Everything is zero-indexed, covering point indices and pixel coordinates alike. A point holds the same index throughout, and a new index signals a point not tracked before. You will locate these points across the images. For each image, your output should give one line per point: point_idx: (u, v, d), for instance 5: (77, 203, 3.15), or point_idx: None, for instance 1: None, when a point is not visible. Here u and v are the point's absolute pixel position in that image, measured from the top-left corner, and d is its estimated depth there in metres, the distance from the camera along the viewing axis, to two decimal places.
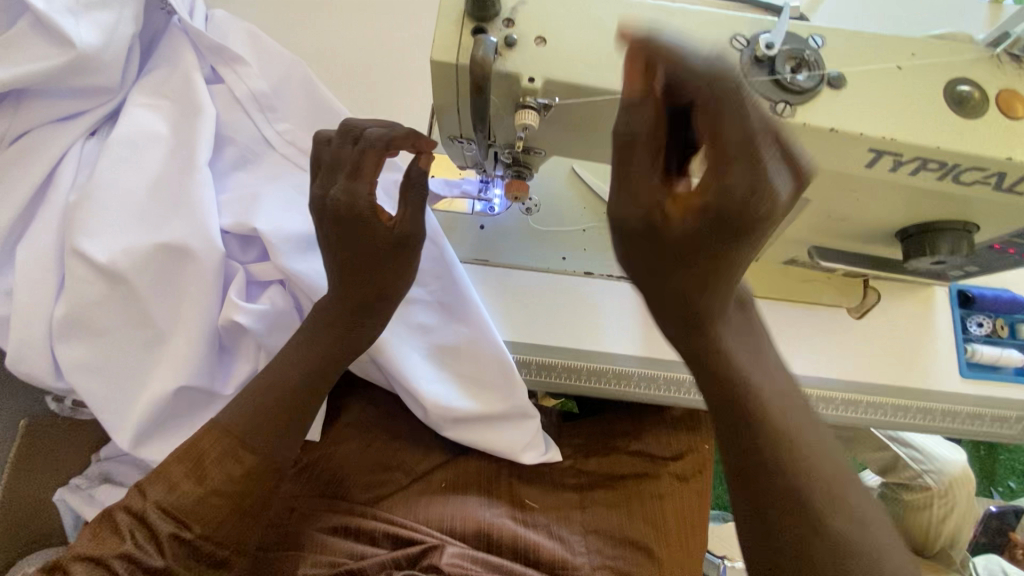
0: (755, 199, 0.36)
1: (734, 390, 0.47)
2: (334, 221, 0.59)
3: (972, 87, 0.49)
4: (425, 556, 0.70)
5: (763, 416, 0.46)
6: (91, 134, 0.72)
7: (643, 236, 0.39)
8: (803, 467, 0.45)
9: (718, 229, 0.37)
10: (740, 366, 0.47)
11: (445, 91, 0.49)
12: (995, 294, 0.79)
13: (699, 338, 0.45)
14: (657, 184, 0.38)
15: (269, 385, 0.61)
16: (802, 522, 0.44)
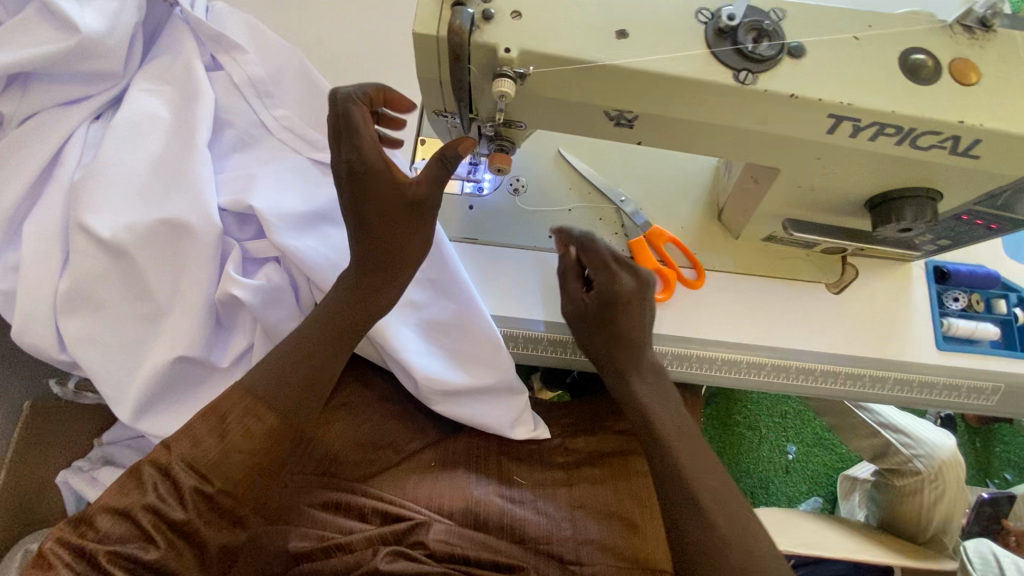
0: (614, 289, 0.67)
1: (641, 415, 0.69)
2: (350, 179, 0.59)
3: (926, 56, 0.52)
4: (412, 532, 0.71)
5: (658, 432, 0.67)
6: (95, 118, 0.75)
7: (575, 320, 0.72)
8: (688, 470, 0.65)
9: (604, 308, 0.68)
10: (658, 409, 0.69)
11: (429, 64, 0.52)
12: (969, 270, 0.82)
13: (621, 385, 0.71)
14: (576, 299, 0.71)
15: (296, 345, 0.61)
16: (690, 514, 0.62)
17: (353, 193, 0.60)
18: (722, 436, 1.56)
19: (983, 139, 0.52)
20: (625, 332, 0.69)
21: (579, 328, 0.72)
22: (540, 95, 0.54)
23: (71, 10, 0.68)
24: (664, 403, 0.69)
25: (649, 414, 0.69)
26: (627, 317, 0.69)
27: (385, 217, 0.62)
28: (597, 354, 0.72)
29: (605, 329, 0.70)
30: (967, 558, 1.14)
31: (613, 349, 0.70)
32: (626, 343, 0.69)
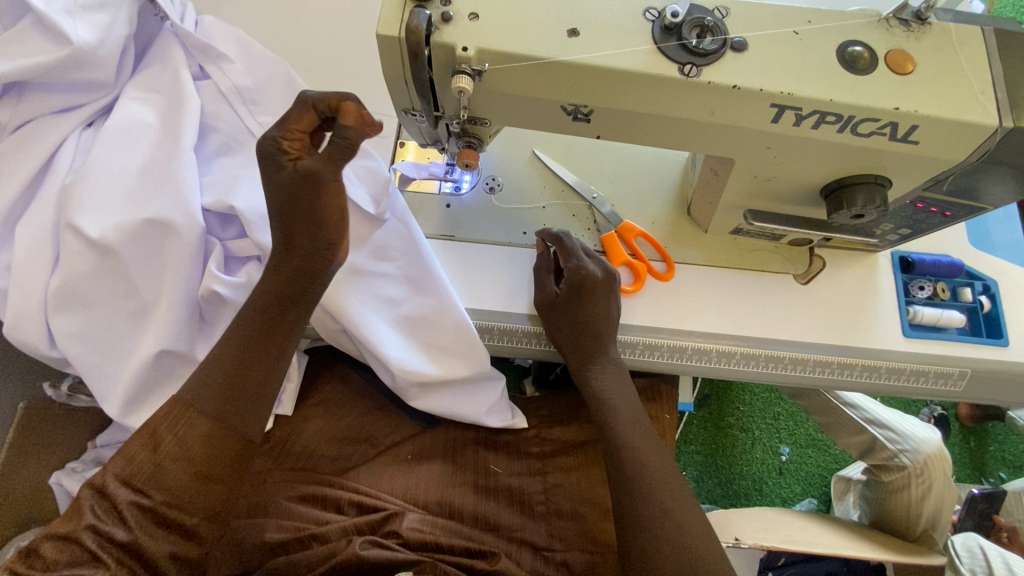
0: (585, 282, 0.75)
1: (603, 406, 0.74)
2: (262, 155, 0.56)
3: (863, 48, 0.54)
4: (386, 522, 0.73)
5: (616, 426, 0.73)
6: (87, 126, 0.79)
7: (548, 308, 0.78)
8: (643, 462, 0.69)
9: (575, 295, 0.75)
10: (610, 402, 0.74)
11: (393, 63, 0.56)
12: (933, 259, 0.84)
13: (585, 374, 0.76)
14: (546, 289, 0.79)
15: (263, 324, 0.61)
16: (640, 499, 0.66)
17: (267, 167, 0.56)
18: (714, 438, 1.56)
19: (920, 125, 0.54)
20: (588, 319, 0.76)
21: (545, 316, 0.78)
22: (499, 91, 0.57)
23: (63, 23, 0.72)
24: (619, 396, 0.75)
25: (603, 404, 0.74)
26: (591, 308, 0.76)
27: (301, 205, 0.57)
28: (561, 344, 0.78)
29: (571, 316, 0.76)
30: (955, 553, 1.14)
31: (576, 338, 0.76)
32: (589, 334, 0.76)
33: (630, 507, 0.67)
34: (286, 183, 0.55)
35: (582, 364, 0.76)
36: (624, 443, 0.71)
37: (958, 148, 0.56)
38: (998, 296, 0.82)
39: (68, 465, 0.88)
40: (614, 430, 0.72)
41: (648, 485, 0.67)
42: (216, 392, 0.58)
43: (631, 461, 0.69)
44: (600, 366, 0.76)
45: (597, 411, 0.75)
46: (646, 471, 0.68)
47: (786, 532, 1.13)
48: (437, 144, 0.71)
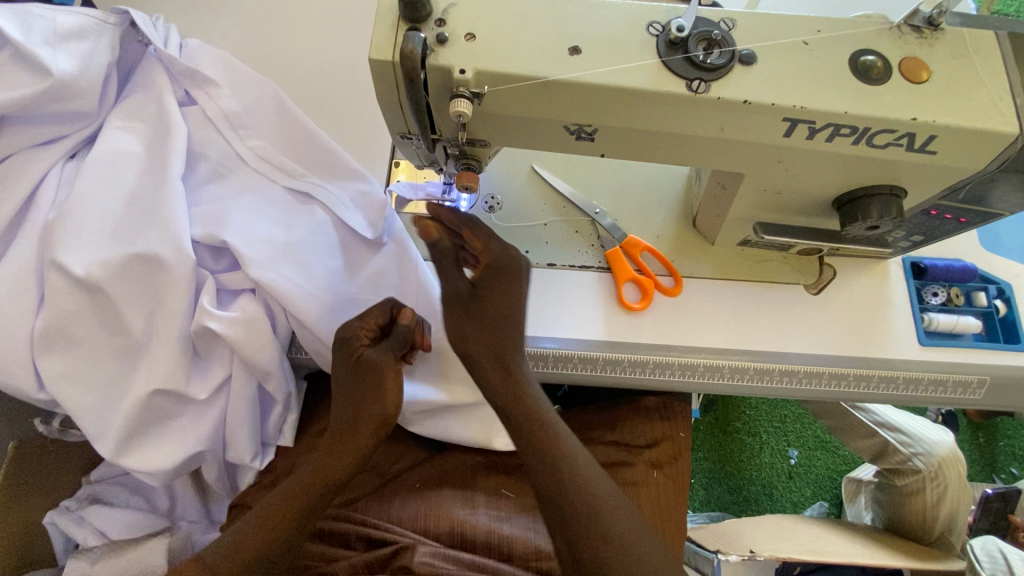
0: (501, 269, 0.68)
1: (533, 423, 0.64)
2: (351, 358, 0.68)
3: (876, 57, 0.52)
4: (397, 557, 0.71)
5: (554, 448, 0.63)
6: (70, 157, 0.76)
7: (462, 300, 0.69)
8: (592, 491, 0.61)
9: (492, 276, 0.68)
10: (542, 432, 0.64)
11: (387, 88, 0.53)
12: (946, 263, 0.82)
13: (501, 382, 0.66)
14: (452, 288, 0.69)
15: (288, 498, 0.65)
16: (598, 539, 0.59)
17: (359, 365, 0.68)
18: (721, 444, 1.54)
19: (938, 135, 0.52)
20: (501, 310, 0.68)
21: (456, 311, 0.68)
22: (500, 115, 0.55)
23: (41, 54, 0.69)
24: (544, 431, 0.64)
25: (535, 436, 0.63)
26: (496, 300, 0.68)
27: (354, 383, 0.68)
28: (472, 346, 0.67)
29: (483, 311, 0.67)
30: (975, 558, 1.10)
31: (486, 355, 0.66)
32: (495, 350, 0.66)
33: (585, 562, 0.59)
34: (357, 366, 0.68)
35: (497, 393, 0.65)
36: (568, 483, 0.61)
37: (977, 156, 0.54)
38: (1013, 300, 0.81)
39: (62, 504, 0.86)
40: (559, 462, 0.62)
41: (603, 525, 0.60)
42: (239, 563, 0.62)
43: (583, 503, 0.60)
44: (506, 373, 0.66)
45: (524, 444, 0.64)
46: (595, 508, 0.60)
47: (801, 542, 1.11)
48: (434, 164, 0.68)
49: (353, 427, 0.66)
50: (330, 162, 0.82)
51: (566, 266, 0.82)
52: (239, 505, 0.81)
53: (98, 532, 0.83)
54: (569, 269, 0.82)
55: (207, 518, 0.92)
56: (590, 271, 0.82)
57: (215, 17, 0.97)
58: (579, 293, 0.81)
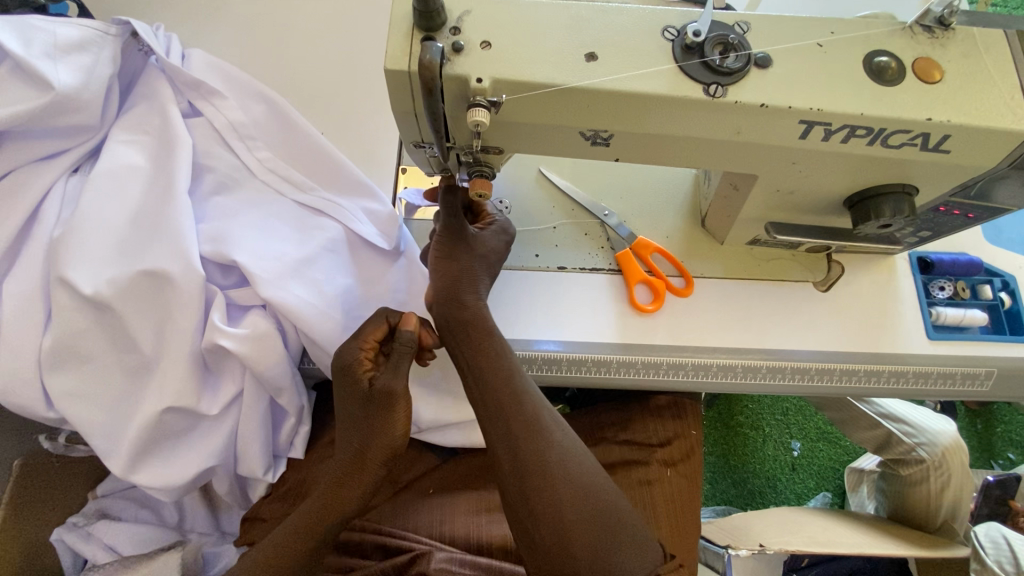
0: (497, 231, 0.74)
1: (472, 331, 0.66)
2: (350, 384, 0.65)
3: (890, 58, 0.52)
4: (414, 563, 0.70)
5: (489, 355, 0.65)
6: (73, 171, 0.75)
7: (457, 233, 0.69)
8: (523, 394, 0.64)
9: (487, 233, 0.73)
10: (480, 341, 0.66)
11: (401, 97, 0.53)
12: (952, 258, 0.83)
13: (460, 299, 0.67)
14: (448, 221, 0.69)
15: (297, 526, 0.65)
16: (530, 436, 0.61)
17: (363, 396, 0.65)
18: (726, 438, 1.56)
19: (952, 134, 0.53)
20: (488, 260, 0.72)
21: (451, 242, 0.69)
22: (516, 123, 0.55)
23: (43, 67, 0.68)
24: (491, 347, 0.66)
25: (479, 349, 0.65)
26: (486, 240, 0.72)
27: (355, 413, 0.65)
28: (455, 274, 0.68)
29: (477, 245, 0.71)
30: (979, 545, 1.14)
31: (460, 277, 0.68)
32: (465, 274, 0.69)
33: (521, 458, 0.61)
34: (360, 394, 0.65)
35: (453, 313, 0.67)
36: (512, 394, 0.63)
37: (988, 154, 0.55)
38: (1017, 292, 0.82)
39: (69, 520, 0.85)
40: (499, 366, 0.64)
41: (535, 421, 0.62)
42: None
43: (523, 410, 0.63)
44: (476, 294, 0.69)
45: (471, 358, 0.66)
46: (528, 408, 0.63)
47: (812, 535, 1.12)
48: (445, 171, 0.68)
49: (356, 462, 0.64)
50: (337, 173, 0.81)
51: (576, 269, 0.82)
52: (252, 519, 0.80)
53: (106, 547, 0.82)
54: (579, 272, 0.82)
55: (218, 531, 0.91)
56: (601, 273, 0.82)
57: (212, 24, 0.96)
58: (590, 295, 0.81)
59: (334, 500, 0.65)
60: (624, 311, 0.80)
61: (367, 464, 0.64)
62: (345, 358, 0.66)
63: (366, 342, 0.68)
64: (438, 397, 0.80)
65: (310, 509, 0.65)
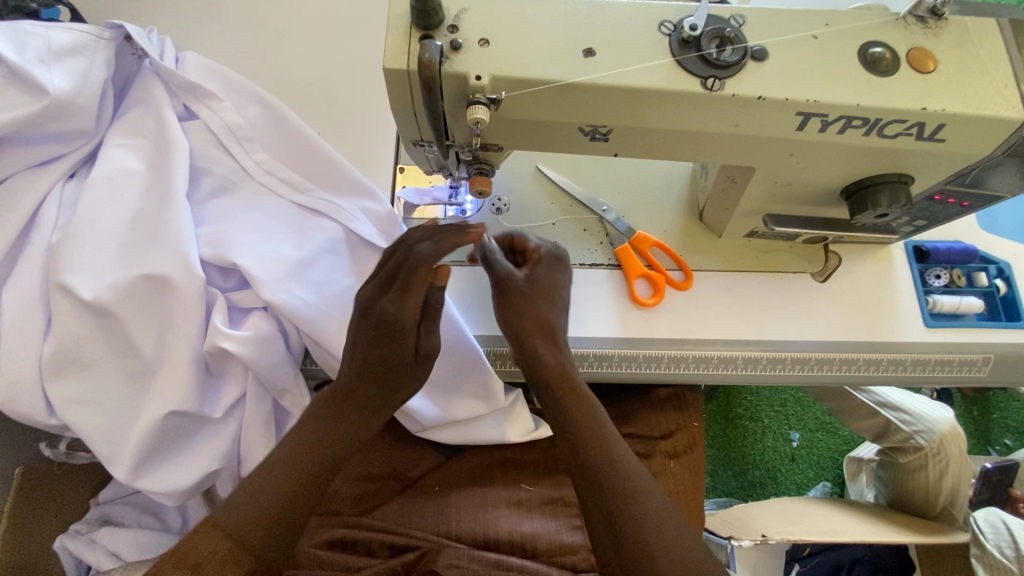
0: (551, 263, 0.73)
1: (559, 394, 0.69)
2: (382, 324, 0.66)
3: (885, 49, 0.53)
4: (421, 560, 0.74)
5: (576, 418, 0.68)
6: (69, 177, 0.75)
7: (507, 291, 0.69)
8: (610, 454, 0.67)
9: (542, 269, 0.72)
10: (569, 401, 0.69)
11: (401, 96, 0.53)
12: (947, 246, 0.83)
13: (541, 355, 0.69)
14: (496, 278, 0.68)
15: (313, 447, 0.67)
16: (619, 493, 0.65)
17: (398, 336, 0.67)
18: (725, 431, 1.57)
19: (947, 123, 0.53)
20: (544, 301, 0.70)
21: (506, 302, 0.69)
22: (515, 120, 0.55)
23: (37, 73, 0.68)
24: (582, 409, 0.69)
25: (569, 408, 0.69)
26: (545, 276, 0.71)
27: (384, 351, 0.68)
28: (519, 329, 0.69)
29: (540, 288, 0.71)
30: (979, 530, 1.16)
31: (537, 332, 0.69)
32: (551, 333, 0.70)
33: (620, 530, 0.63)
34: (399, 336, 0.67)
35: (540, 374, 0.69)
36: (602, 453, 0.67)
37: (984, 142, 0.55)
38: (1012, 279, 0.82)
39: (71, 527, 0.85)
40: (586, 427, 0.68)
41: (621, 481, 0.65)
42: (253, 512, 0.63)
43: (617, 477, 0.65)
44: (554, 347, 0.70)
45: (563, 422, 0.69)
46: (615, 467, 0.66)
47: (814, 524, 1.13)
48: (443, 169, 0.68)
49: (380, 403, 0.71)
50: (335, 173, 0.81)
51: (575, 265, 0.83)
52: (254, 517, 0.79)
53: (110, 554, 0.82)
54: (579, 268, 0.83)
55: None
56: (600, 268, 0.83)
57: (204, 26, 0.95)
58: (591, 291, 0.82)
59: (348, 430, 0.69)
60: (625, 306, 0.81)
61: (386, 408, 0.71)
62: (399, 314, 0.66)
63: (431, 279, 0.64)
64: (442, 394, 0.82)
65: (331, 432, 0.68)
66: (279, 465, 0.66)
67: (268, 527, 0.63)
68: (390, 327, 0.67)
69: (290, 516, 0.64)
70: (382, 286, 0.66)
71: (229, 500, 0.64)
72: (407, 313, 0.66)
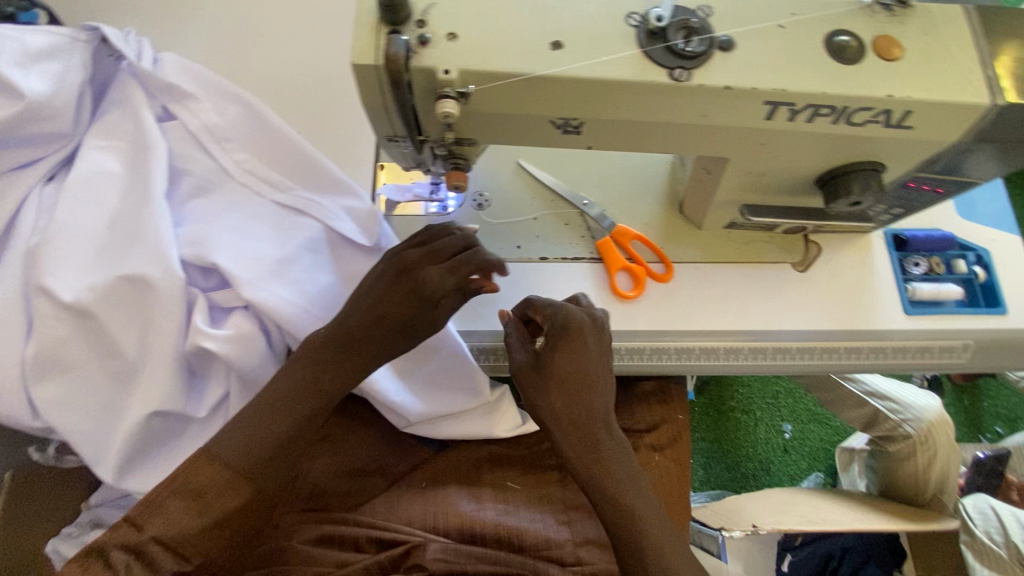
0: (577, 331, 0.66)
1: (587, 480, 0.64)
2: (411, 285, 0.65)
3: (850, 37, 0.53)
4: (409, 556, 0.72)
5: (607, 503, 0.63)
6: (49, 180, 0.75)
7: (531, 376, 0.67)
8: (643, 538, 0.62)
9: (563, 341, 0.66)
10: (600, 485, 0.63)
11: (371, 92, 0.53)
12: (925, 234, 0.84)
13: (567, 442, 0.64)
14: (516, 363, 0.68)
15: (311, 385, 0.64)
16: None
17: (420, 299, 0.64)
18: (717, 424, 1.57)
19: (914, 110, 0.54)
20: (568, 378, 0.65)
21: (531, 386, 0.66)
22: (486, 114, 0.55)
23: (13, 77, 0.68)
24: (613, 471, 0.64)
25: (599, 488, 0.63)
26: (578, 362, 0.65)
27: (398, 303, 0.65)
28: (546, 413, 0.65)
29: (572, 374, 0.65)
30: (969, 517, 1.18)
31: (563, 419, 0.64)
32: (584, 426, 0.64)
33: None
34: (420, 301, 0.65)
35: (568, 461, 0.64)
36: (632, 538, 0.62)
37: (952, 128, 0.56)
38: (991, 265, 0.83)
39: (63, 531, 0.84)
40: (618, 509, 0.63)
41: (655, 569, 0.61)
42: (249, 449, 0.61)
43: (649, 562, 0.61)
44: (581, 436, 0.64)
45: (589, 490, 0.64)
46: (647, 554, 0.62)
47: (804, 514, 1.14)
48: (421, 165, 0.68)
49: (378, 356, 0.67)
50: (316, 171, 0.81)
51: (557, 259, 0.83)
52: None
53: None
54: (560, 262, 0.83)
55: None
56: (582, 262, 0.83)
57: (183, 27, 0.95)
58: (573, 285, 0.82)
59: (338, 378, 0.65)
60: (607, 299, 0.81)
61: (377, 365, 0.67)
62: (442, 283, 0.64)
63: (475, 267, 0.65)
64: (428, 390, 0.81)
65: (327, 370, 0.65)
66: (272, 407, 0.63)
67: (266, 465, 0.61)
68: (416, 284, 0.64)
69: (287, 452, 0.63)
70: (429, 254, 0.66)
71: (222, 432, 0.62)
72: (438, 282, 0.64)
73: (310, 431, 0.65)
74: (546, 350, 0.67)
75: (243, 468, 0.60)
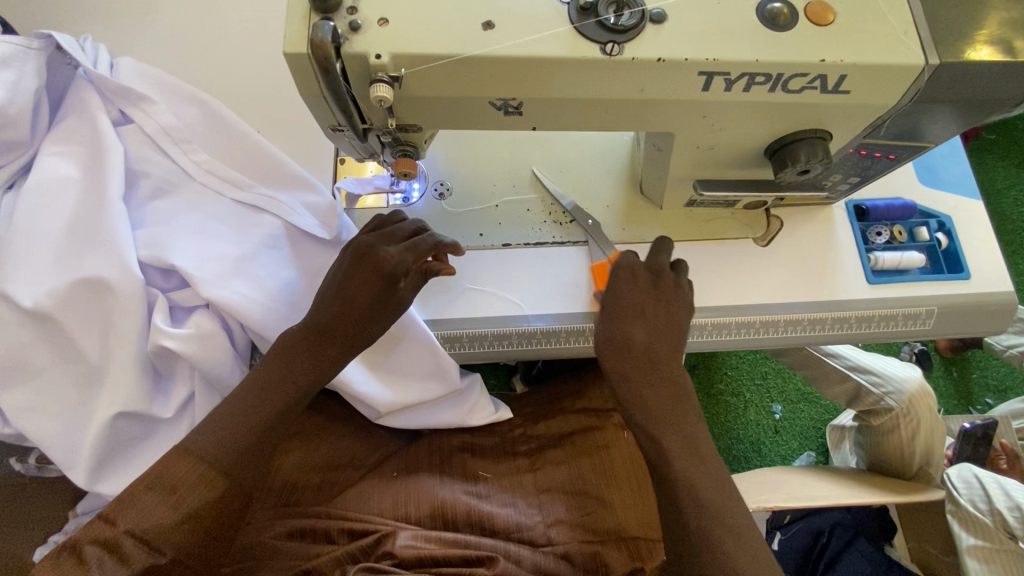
0: (657, 278, 0.73)
1: (639, 404, 0.66)
2: (372, 265, 0.68)
3: (782, 4, 0.53)
4: (380, 544, 0.70)
5: (656, 424, 0.65)
6: (9, 188, 0.75)
7: (607, 309, 0.72)
8: (689, 454, 0.64)
9: (647, 283, 0.72)
10: (650, 398, 0.66)
11: (306, 81, 0.53)
12: (887, 203, 0.84)
13: (630, 368, 0.68)
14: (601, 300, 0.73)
15: (286, 373, 0.66)
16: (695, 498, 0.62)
17: (378, 275, 0.67)
18: (706, 407, 1.57)
19: (849, 73, 0.54)
20: (634, 311, 0.70)
21: (601, 321, 0.71)
22: (424, 97, 0.55)
23: None
24: (663, 396, 0.67)
25: (650, 402, 0.66)
26: (641, 297, 0.71)
27: (360, 283, 0.67)
28: (606, 345, 0.70)
29: (630, 306, 0.70)
30: (953, 487, 1.12)
31: (627, 347, 0.68)
32: (643, 355, 0.68)
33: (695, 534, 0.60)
34: (380, 280, 0.67)
35: (627, 387, 0.67)
36: (682, 453, 0.64)
37: (890, 91, 0.56)
38: (954, 231, 0.83)
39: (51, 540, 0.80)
40: (667, 430, 0.65)
41: (701, 492, 0.62)
42: (222, 441, 0.60)
43: (695, 482, 0.63)
44: (644, 360, 0.68)
45: (637, 416, 0.66)
46: (692, 474, 0.63)
47: (788, 490, 1.14)
48: (372, 155, 0.68)
49: (348, 341, 0.69)
50: (275, 169, 0.81)
51: (520, 245, 0.83)
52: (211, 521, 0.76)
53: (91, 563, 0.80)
54: (524, 247, 0.83)
55: None
56: (545, 246, 0.83)
57: (143, 32, 0.96)
58: (537, 270, 0.82)
59: (312, 367, 0.67)
60: (570, 282, 0.81)
61: (348, 352, 0.69)
62: (400, 262, 0.68)
63: (426, 244, 0.71)
64: (398, 381, 0.80)
65: (300, 353, 0.67)
66: (248, 395, 0.64)
67: (241, 455, 0.61)
68: (376, 264, 0.68)
69: (264, 444, 0.63)
70: (384, 237, 0.70)
71: (197, 429, 0.62)
72: (398, 258, 0.68)
73: (285, 424, 0.66)
74: (630, 282, 0.72)
75: (219, 459, 0.60)
